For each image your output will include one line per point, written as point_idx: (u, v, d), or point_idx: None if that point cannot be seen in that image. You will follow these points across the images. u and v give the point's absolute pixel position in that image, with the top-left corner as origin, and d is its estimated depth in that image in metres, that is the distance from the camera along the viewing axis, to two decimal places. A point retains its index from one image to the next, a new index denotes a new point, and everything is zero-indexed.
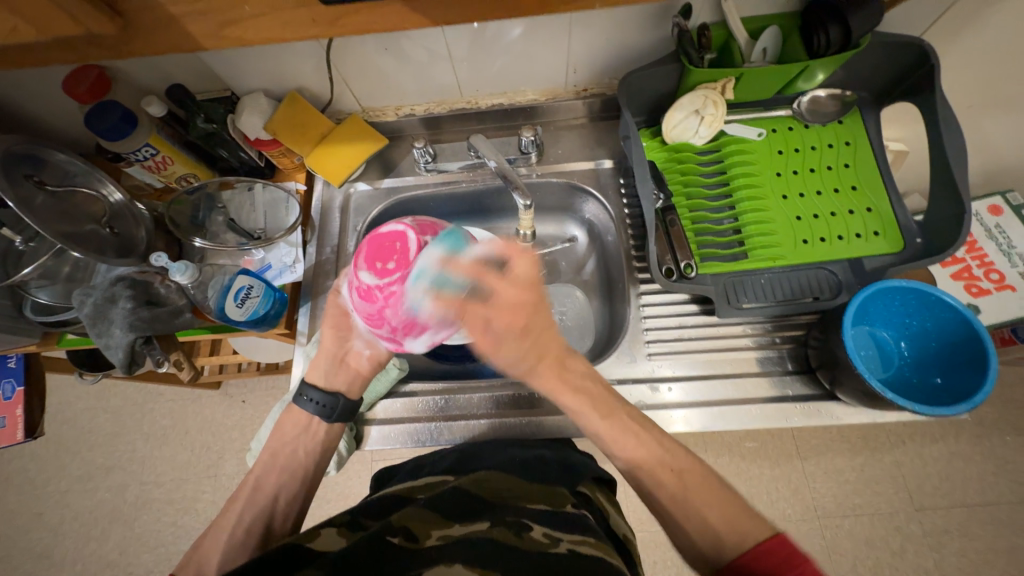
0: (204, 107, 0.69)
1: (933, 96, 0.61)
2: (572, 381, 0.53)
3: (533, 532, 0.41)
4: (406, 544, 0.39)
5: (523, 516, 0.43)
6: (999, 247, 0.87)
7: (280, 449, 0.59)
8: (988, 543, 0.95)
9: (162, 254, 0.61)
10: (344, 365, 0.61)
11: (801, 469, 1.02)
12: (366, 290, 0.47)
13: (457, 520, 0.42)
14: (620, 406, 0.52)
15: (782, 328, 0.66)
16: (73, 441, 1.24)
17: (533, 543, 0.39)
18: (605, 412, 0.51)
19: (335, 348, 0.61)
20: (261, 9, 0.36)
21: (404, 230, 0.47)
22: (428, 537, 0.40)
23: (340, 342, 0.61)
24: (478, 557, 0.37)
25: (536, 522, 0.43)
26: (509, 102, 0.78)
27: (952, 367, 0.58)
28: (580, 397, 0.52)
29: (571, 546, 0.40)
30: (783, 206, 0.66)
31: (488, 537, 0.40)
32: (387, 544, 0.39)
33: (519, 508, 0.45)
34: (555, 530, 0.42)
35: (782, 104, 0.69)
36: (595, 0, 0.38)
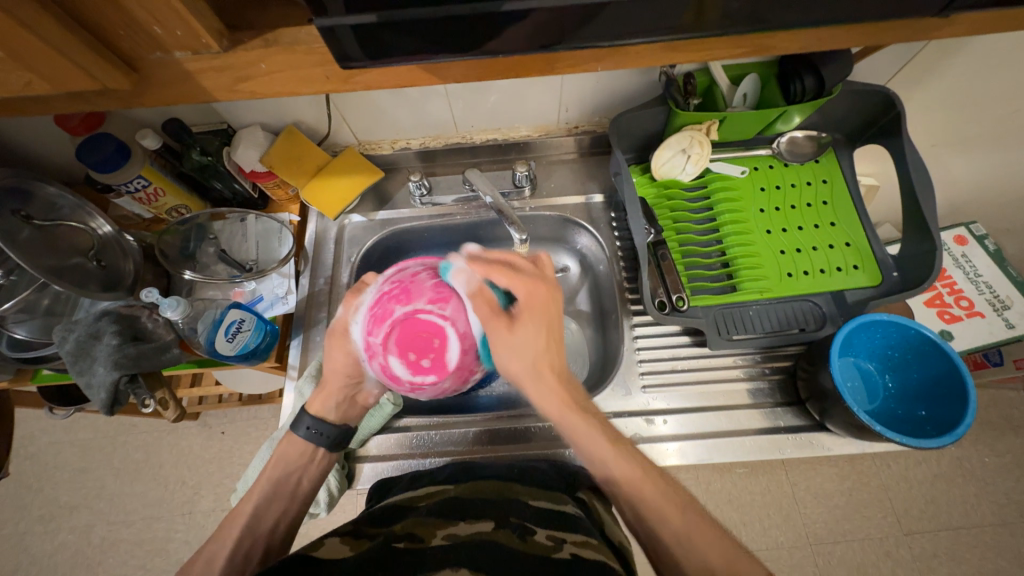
0: (200, 140, 0.69)
1: (900, 141, 0.65)
2: (581, 403, 0.49)
3: (537, 535, 0.41)
4: (413, 544, 0.40)
5: (525, 519, 0.44)
6: (967, 275, 0.92)
7: (284, 480, 0.56)
8: (974, 566, 0.96)
9: (152, 290, 0.60)
10: (354, 403, 0.59)
11: (792, 495, 1.03)
12: (390, 373, 0.44)
13: (462, 520, 0.43)
14: (627, 443, 0.49)
15: (770, 359, 0.68)
16: (36, 478, 1.17)
17: (538, 547, 0.40)
18: (616, 447, 0.48)
19: (347, 389, 0.56)
20: (274, 66, 0.38)
21: (444, 325, 0.43)
22: (433, 536, 0.41)
23: (351, 385, 0.56)
24: (486, 557, 0.38)
25: (537, 525, 0.43)
26: (503, 138, 0.80)
27: (933, 398, 0.61)
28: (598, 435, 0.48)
29: (574, 549, 0.41)
30: (768, 241, 0.69)
31: (492, 539, 0.40)
32: (393, 547, 0.39)
33: (520, 509, 0.45)
34: (557, 533, 0.43)
35: (762, 144, 0.73)
36: (592, 58, 0.41)
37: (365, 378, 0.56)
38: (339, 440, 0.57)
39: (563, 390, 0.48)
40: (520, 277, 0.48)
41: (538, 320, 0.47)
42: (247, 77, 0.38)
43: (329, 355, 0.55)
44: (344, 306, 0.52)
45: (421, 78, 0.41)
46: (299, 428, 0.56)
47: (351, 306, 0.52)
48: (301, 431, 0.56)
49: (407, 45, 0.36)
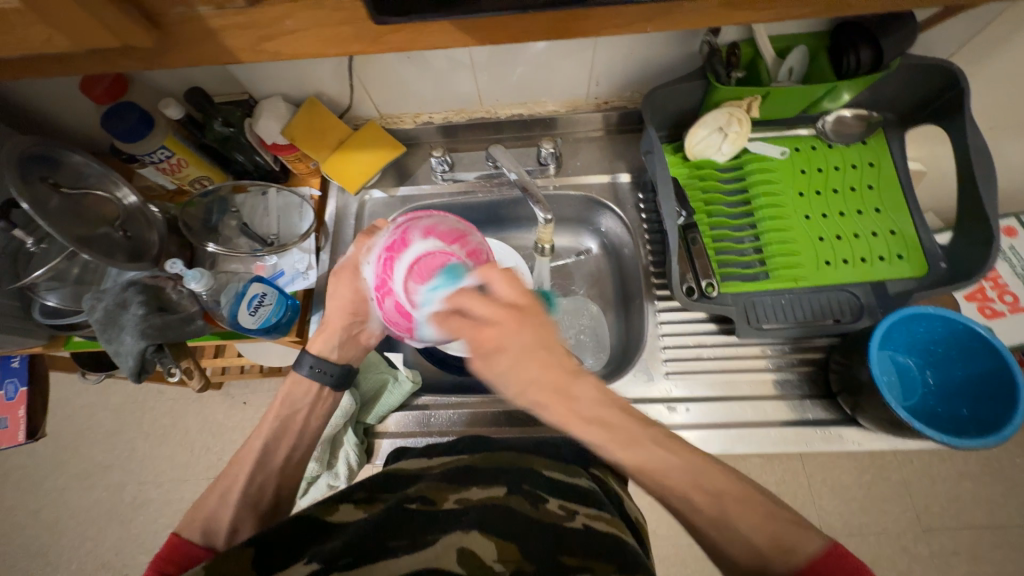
0: (221, 110, 0.68)
1: (960, 120, 0.60)
2: (582, 414, 0.41)
3: (549, 504, 0.41)
4: (424, 506, 0.40)
5: (537, 486, 0.43)
6: (1014, 268, 0.87)
7: (291, 417, 0.56)
8: (995, 566, 0.94)
9: (177, 261, 0.61)
10: (354, 342, 0.62)
11: (808, 487, 1.01)
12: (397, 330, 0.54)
13: (474, 485, 0.43)
14: (643, 429, 0.42)
15: (800, 350, 0.65)
16: (72, 439, 1.23)
17: (550, 515, 0.40)
18: (624, 440, 0.41)
19: (347, 324, 0.60)
20: (299, 25, 0.36)
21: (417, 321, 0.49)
22: (445, 500, 0.41)
23: (354, 321, 0.60)
24: (497, 519, 0.38)
25: (549, 493, 0.43)
26: (529, 113, 0.77)
27: (978, 397, 0.58)
28: (594, 430, 0.41)
29: (586, 519, 0.40)
30: (806, 226, 0.65)
31: (505, 504, 0.40)
32: (405, 508, 0.39)
33: (532, 476, 0.45)
34: (570, 502, 0.42)
35: (805, 123, 0.69)
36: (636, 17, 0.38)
37: (369, 315, 0.60)
38: (343, 379, 0.59)
39: (559, 398, 0.41)
40: (491, 299, 0.42)
41: (519, 335, 0.41)
42: (272, 37, 0.37)
43: (335, 293, 0.59)
44: (356, 246, 0.58)
45: (453, 40, 0.39)
46: (302, 368, 0.58)
47: (363, 246, 0.57)
48: (303, 369, 0.58)
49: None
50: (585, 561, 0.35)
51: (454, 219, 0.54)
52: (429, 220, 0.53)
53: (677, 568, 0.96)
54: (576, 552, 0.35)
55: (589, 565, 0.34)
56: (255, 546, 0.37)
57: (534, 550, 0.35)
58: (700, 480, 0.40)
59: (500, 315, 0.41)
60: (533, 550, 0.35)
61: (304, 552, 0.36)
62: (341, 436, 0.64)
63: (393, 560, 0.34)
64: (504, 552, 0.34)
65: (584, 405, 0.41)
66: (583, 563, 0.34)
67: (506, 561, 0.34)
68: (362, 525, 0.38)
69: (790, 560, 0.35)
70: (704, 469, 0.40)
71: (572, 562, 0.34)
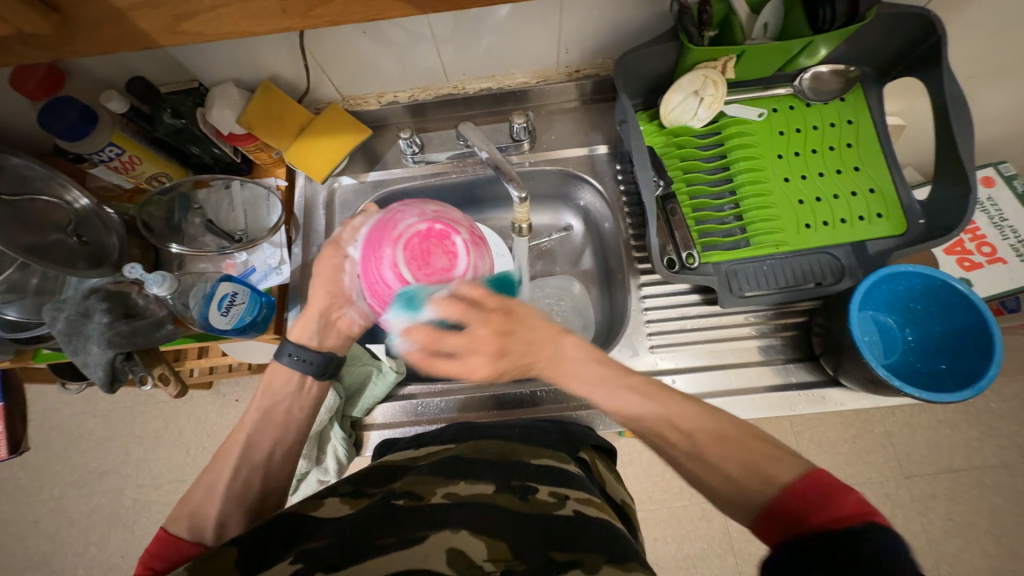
0: (171, 101, 0.64)
1: (938, 70, 0.58)
2: (569, 370, 0.48)
3: (539, 494, 0.41)
4: (412, 502, 0.39)
5: (525, 479, 0.44)
6: (991, 219, 0.87)
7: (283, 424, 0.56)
8: (973, 506, 0.98)
9: (135, 265, 0.57)
10: (334, 329, 0.60)
11: (795, 443, 1.04)
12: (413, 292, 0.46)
13: (462, 479, 0.43)
14: (620, 376, 0.48)
15: (783, 315, 0.65)
16: (63, 448, 1.21)
17: (539, 506, 0.40)
18: (605, 388, 0.47)
19: (326, 308, 0.58)
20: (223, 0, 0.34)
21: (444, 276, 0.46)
22: (433, 495, 0.40)
23: (333, 305, 0.58)
24: (488, 518, 0.37)
25: (540, 484, 0.43)
26: (498, 86, 0.74)
27: (957, 352, 0.58)
28: (578, 383, 0.48)
29: (576, 507, 0.41)
30: (785, 189, 0.64)
31: (493, 500, 0.40)
32: (393, 504, 0.39)
33: (520, 467, 0.45)
34: (560, 490, 0.43)
35: (783, 81, 0.67)
36: None
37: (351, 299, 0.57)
38: (324, 368, 0.58)
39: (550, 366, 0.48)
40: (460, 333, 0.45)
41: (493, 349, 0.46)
42: (190, 15, 0.34)
43: (318, 274, 0.58)
44: (342, 227, 0.58)
45: (396, 8, 0.36)
46: (282, 356, 0.57)
47: (349, 228, 0.57)
48: (284, 359, 0.57)
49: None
50: (576, 555, 0.34)
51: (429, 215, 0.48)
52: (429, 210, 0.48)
53: (672, 529, 0.99)
54: (567, 547, 0.35)
55: (579, 558, 0.34)
56: (235, 546, 0.37)
57: (524, 549, 0.35)
58: (675, 420, 0.45)
59: (454, 311, 0.44)
60: (524, 548, 0.35)
61: (289, 548, 0.36)
62: (329, 432, 0.64)
63: (380, 557, 0.33)
64: (494, 552, 0.34)
65: (573, 364, 0.48)
66: (573, 556, 0.34)
67: (498, 560, 0.33)
68: (344, 521, 0.38)
69: (768, 488, 0.39)
70: (668, 402, 0.46)
71: (563, 557, 0.34)
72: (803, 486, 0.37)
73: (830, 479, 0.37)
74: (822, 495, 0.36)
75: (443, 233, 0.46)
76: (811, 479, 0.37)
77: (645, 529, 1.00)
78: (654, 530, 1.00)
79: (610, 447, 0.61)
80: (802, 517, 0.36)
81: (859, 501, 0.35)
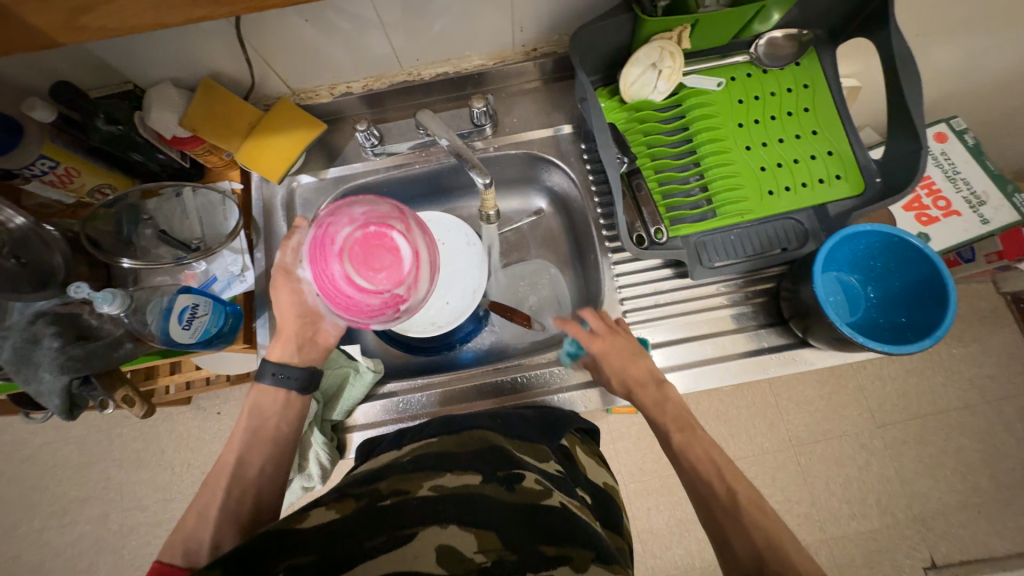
0: (104, 106, 0.59)
1: (887, 28, 0.59)
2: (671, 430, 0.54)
3: (525, 482, 0.43)
4: (399, 498, 0.39)
5: (512, 467, 0.44)
6: (945, 173, 0.90)
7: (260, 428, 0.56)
8: (941, 447, 1.04)
9: (81, 284, 0.54)
10: (314, 344, 0.60)
11: (775, 403, 1.08)
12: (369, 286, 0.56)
13: (450, 470, 0.42)
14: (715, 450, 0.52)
15: (753, 282, 0.67)
16: (39, 479, 1.16)
17: (527, 495, 0.41)
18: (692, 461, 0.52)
19: (301, 329, 0.59)
20: None
21: (403, 253, 0.58)
22: (419, 489, 0.40)
23: (306, 325, 0.60)
24: (478, 511, 0.38)
25: (525, 471, 0.44)
26: (455, 71, 0.72)
27: (918, 304, 0.60)
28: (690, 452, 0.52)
29: (562, 499, 0.43)
30: (747, 157, 0.64)
31: (480, 491, 0.40)
32: (380, 506, 0.38)
33: (508, 456, 0.46)
34: (546, 480, 0.45)
35: (739, 49, 0.67)
36: None
37: (318, 314, 0.60)
38: (309, 381, 0.57)
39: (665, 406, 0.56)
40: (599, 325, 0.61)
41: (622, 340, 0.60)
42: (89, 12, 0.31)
43: (278, 303, 0.60)
44: (282, 251, 0.60)
45: None
46: (264, 377, 0.57)
47: (289, 250, 0.60)
48: (267, 379, 0.57)
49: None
50: (563, 551, 0.37)
51: (361, 216, 0.59)
52: (358, 212, 0.58)
53: (664, 497, 1.02)
54: (557, 542, 0.37)
55: (569, 555, 0.37)
56: (218, 561, 0.35)
57: (514, 538, 0.37)
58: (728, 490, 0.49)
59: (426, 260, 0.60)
60: (513, 537, 0.37)
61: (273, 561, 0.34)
62: (309, 437, 0.62)
63: (370, 563, 0.34)
64: (484, 542, 0.36)
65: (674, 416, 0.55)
66: (563, 552, 0.37)
67: (488, 551, 0.35)
68: (329, 525, 0.37)
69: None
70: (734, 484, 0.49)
71: (552, 551, 0.36)
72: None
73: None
74: None
75: (380, 233, 0.58)
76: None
77: (638, 500, 1.03)
78: (648, 500, 1.02)
79: (591, 428, 0.63)
80: None
81: None
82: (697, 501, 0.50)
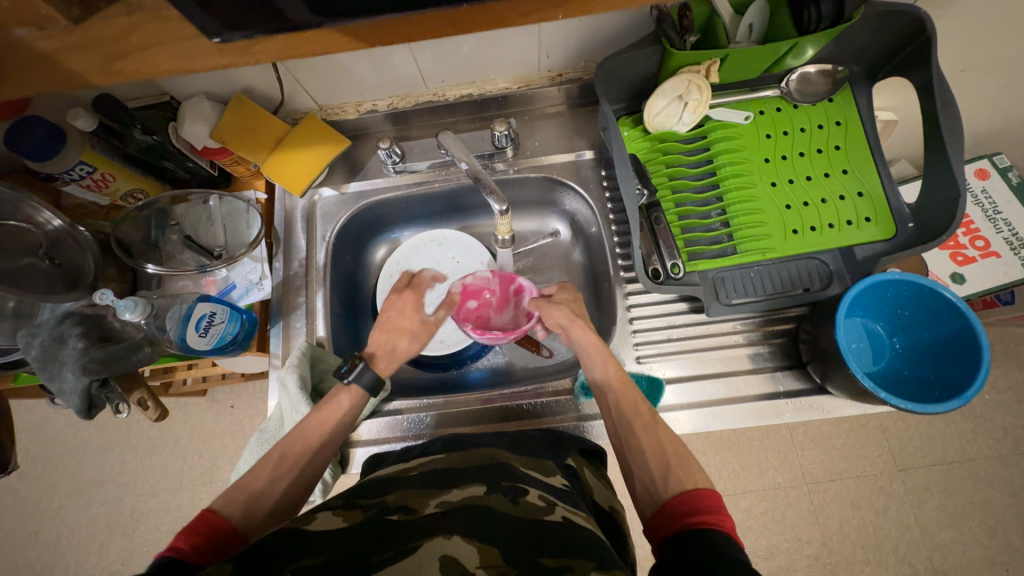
0: (140, 117, 0.61)
1: (928, 70, 0.57)
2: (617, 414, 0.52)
3: (529, 497, 0.41)
4: (406, 516, 0.39)
5: (517, 480, 0.43)
6: (985, 212, 0.86)
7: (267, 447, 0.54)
8: (966, 497, 0.98)
9: (105, 291, 0.56)
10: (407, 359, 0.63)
11: (789, 438, 1.04)
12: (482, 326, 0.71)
13: (455, 485, 0.42)
14: (661, 432, 0.49)
15: (772, 322, 0.65)
16: (60, 458, 1.21)
17: (530, 508, 0.40)
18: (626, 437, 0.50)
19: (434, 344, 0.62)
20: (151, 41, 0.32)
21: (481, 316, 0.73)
22: (426, 506, 0.40)
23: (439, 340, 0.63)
24: (482, 525, 0.37)
25: (530, 486, 0.43)
26: (479, 92, 0.72)
27: (946, 360, 0.57)
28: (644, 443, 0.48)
29: (566, 513, 0.41)
30: (772, 194, 0.63)
31: (484, 504, 0.40)
32: (387, 520, 0.38)
33: (512, 470, 0.45)
34: (550, 495, 0.43)
35: (769, 83, 0.65)
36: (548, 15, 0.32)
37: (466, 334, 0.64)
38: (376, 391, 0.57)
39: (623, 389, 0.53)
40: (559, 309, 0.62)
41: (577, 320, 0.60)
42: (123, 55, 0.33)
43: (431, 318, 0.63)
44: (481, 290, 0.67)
45: None
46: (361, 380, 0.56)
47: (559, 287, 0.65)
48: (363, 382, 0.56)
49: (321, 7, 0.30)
50: (565, 561, 0.35)
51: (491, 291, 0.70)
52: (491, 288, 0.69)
53: None
54: (558, 552, 0.36)
55: (570, 564, 0.35)
56: (230, 561, 0.35)
57: (515, 553, 0.35)
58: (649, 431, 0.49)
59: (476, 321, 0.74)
60: (515, 551, 0.35)
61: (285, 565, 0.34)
62: None
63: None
64: (486, 558, 0.34)
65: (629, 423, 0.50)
66: (564, 562, 0.35)
67: (489, 565, 0.34)
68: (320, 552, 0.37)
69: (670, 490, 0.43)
70: (672, 452, 0.47)
71: (553, 562, 0.35)
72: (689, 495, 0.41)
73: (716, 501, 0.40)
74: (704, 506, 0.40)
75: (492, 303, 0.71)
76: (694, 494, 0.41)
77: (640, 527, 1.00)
78: None
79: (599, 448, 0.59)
80: (682, 514, 0.40)
81: (725, 521, 0.39)
82: (613, 415, 0.52)
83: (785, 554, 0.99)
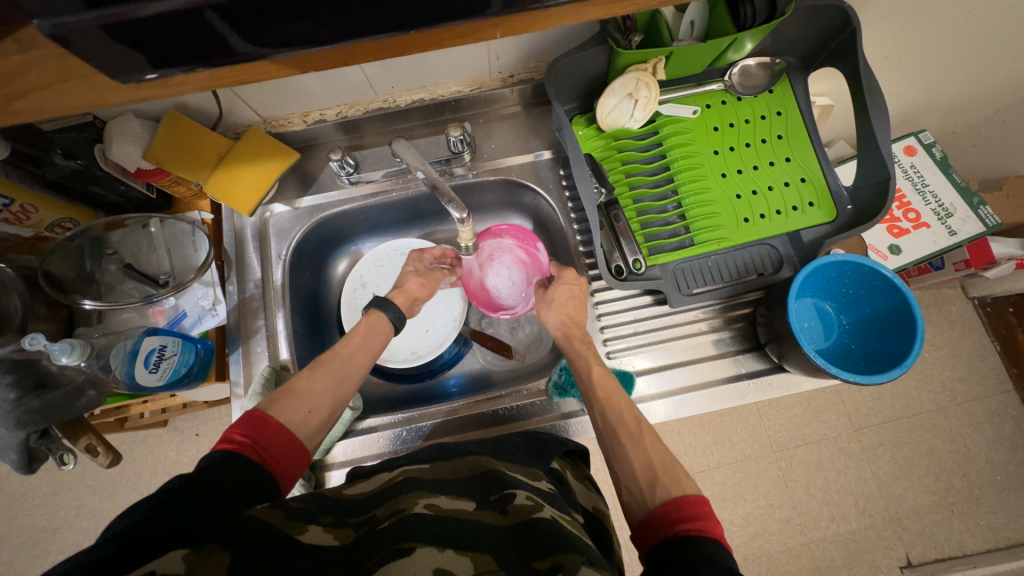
0: (58, 140, 0.56)
1: (855, 61, 0.60)
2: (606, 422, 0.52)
3: (518, 501, 0.40)
4: (396, 516, 0.39)
5: (506, 488, 0.42)
6: (914, 186, 0.92)
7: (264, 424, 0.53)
8: (914, 448, 1.07)
9: (37, 335, 0.52)
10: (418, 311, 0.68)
11: (756, 411, 1.10)
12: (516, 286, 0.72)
13: (446, 492, 0.42)
14: (651, 440, 0.49)
15: (732, 308, 0.67)
16: (7, 508, 1.12)
17: (519, 512, 0.39)
18: (613, 447, 0.50)
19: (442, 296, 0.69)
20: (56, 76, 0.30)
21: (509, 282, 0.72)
22: (414, 505, 0.40)
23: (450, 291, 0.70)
24: (470, 535, 0.37)
25: (518, 488, 0.42)
26: (431, 96, 0.71)
27: (887, 331, 0.62)
28: (631, 448, 0.48)
29: (553, 513, 0.40)
30: (723, 185, 0.65)
31: (472, 518, 0.39)
32: (377, 530, 0.38)
33: (500, 477, 0.44)
34: (538, 496, 0.42)
35: (714, 77, 0.67)
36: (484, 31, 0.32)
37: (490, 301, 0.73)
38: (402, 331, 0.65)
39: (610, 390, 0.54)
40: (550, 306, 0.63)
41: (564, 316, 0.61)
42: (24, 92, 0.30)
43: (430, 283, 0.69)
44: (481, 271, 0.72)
45: (270, 71, 0.33)
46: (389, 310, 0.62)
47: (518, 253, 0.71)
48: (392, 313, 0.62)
49: (245, 33, 0.29)
50: (556, 559, 0.35)
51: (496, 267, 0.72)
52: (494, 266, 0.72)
53: None
54: (549, 552, 0.35)
55: (561, 561, 0.34)
56: (230, 549, 0.34)
57: (506, 558, 0.35)
58: (636, 437, 0.49)
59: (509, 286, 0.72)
60: (509, 557, 0.35)
61: None
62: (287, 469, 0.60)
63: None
64: (481, 564, 0.34)
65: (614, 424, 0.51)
66: (554, 560, 0.35)
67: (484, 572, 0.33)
68: None
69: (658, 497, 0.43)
70: (662, 463, 0.46)
71: (543, 565, 0.34)
72: (679, 501, 0.42)
73: (705, 507, 0.41)
74: (693, 513, 0.41)
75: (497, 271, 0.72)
76: (685, 501, 0.42)
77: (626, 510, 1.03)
78: None
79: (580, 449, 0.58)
80: (673, 521, 0.41)
81: (714, 530, 0.39)
82: (600, 425, 0.52)
83: (759, 521, 1.04)
